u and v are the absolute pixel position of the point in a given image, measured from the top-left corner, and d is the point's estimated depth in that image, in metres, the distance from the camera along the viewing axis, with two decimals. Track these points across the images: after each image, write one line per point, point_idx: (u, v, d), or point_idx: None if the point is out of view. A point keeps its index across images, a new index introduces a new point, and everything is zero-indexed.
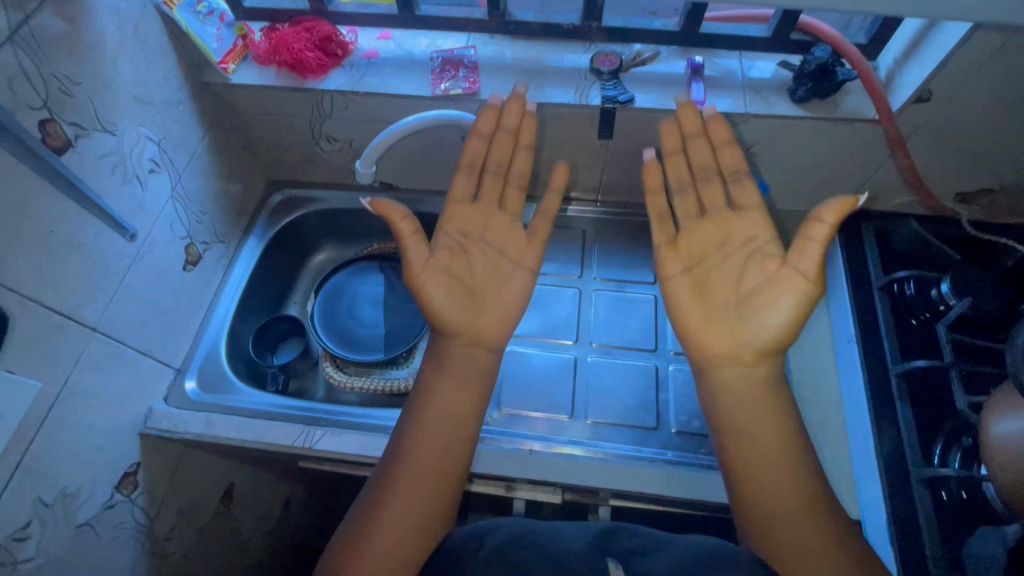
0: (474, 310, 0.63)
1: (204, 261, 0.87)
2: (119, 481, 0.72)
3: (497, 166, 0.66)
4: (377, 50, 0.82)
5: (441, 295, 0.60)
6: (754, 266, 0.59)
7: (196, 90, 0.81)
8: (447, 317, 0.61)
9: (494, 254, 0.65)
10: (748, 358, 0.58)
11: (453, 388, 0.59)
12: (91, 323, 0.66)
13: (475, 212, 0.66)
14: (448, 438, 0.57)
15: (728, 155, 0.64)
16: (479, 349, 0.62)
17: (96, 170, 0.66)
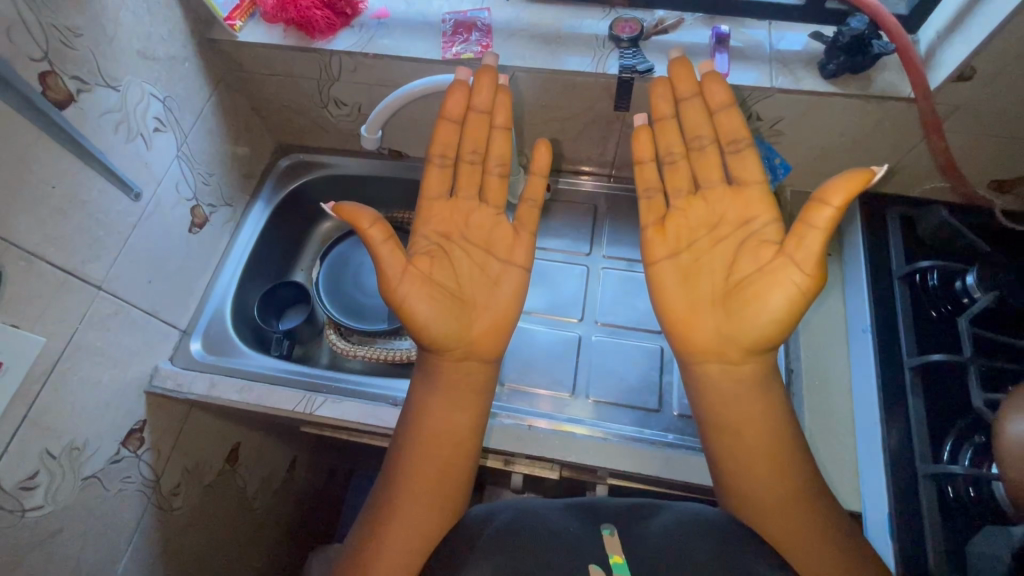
0: (463, 316, 0.60)
1: (211, 224, 0.87)
2: (125, 437, 0.73)
3: (473, 155, 0.64)
4: (388, 10, 0.79)
5: (427, 308, 0.57)
6: (751, 252, 0.57)
7: (202, 47, 0.79)
8: (435, 332, 0.57)
9: (479, 254, 0.63)
10: (735, 354, 0.56)
11: (442, 370, 0.58)
12: (95, 281, 0.66)
13: (454, 210, 0.64)
14: (448, 452, 0.55)
15: (727, 120, 0.60)
16: (473, 359, 0.59)
17: (99, 126, 0.65)
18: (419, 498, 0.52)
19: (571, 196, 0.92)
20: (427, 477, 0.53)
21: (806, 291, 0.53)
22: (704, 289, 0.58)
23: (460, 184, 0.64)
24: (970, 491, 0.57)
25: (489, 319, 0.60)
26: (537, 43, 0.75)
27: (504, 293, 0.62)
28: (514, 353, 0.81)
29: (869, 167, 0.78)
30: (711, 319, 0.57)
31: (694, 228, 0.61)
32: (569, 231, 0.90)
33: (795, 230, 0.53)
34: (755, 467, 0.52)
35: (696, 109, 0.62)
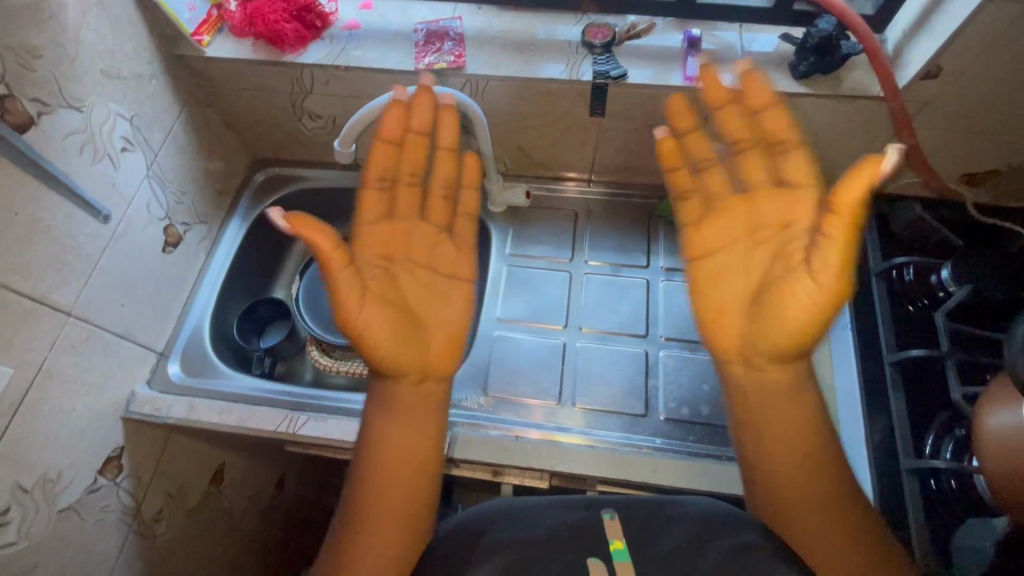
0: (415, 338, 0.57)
1: (186, 242, 0.85)
2: (102, 465, 0.71)
3: (413, 176, 0.63)
4: (359, 21, 0.78)
5: (384, 334, 0.55)
6: (782, 254, 0.61)
7: (170, 63, 0.77)
8: (388, 354, 0.55)
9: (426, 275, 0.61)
10: (763, 360, 0.60)
11: (398, 412, 0.56)
12: (63, 308, 0.64)
13: (393, 231, 0.61)
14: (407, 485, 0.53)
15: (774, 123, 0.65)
16: (428, 381, 0.58)
17: (62, 149, 0.63)
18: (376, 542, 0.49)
19: (552, 203, 0.92)
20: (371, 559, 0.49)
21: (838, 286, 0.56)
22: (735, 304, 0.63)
23: (397, 209, 0.62)
24: (952, 484, 0.58)
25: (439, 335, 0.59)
26: (510, 51, 0.75)
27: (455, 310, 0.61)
28: (498, 363, 0.81)
29: (843, 165, 0.79)
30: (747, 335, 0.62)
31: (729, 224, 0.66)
32: (550, 237, 0.89)
33: (829, 216, 0.56)
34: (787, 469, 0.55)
35: (737, 115, 0.66)
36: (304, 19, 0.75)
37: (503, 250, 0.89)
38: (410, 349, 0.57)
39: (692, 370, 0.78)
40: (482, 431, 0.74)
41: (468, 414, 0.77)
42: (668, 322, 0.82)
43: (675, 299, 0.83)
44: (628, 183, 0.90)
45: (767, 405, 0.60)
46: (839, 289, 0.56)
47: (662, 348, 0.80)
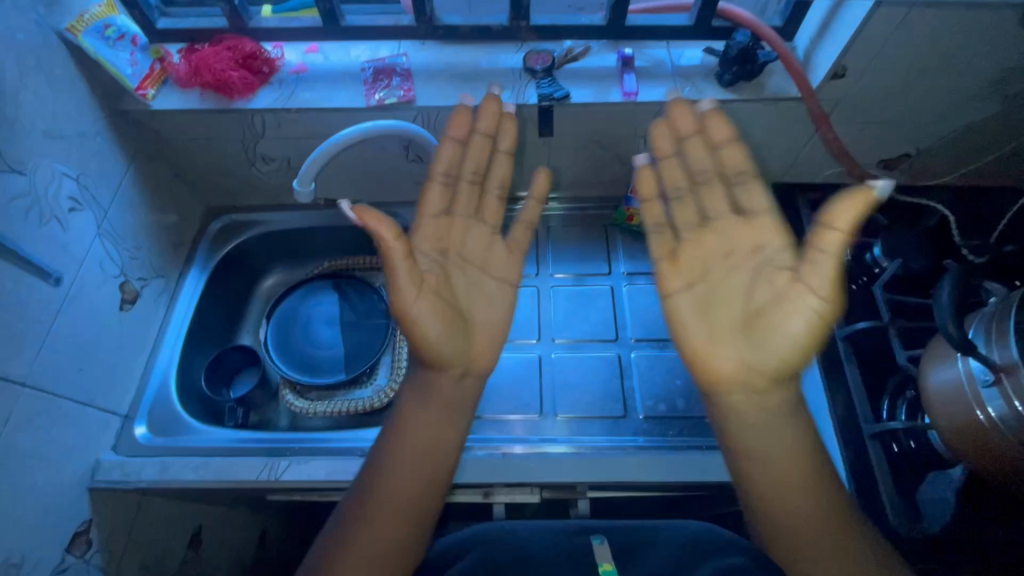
0: (463, 337, 0.61)
1: (143, 298, 0.83)
2: (70, 542, 0.69)
3: (473, 174, 0.64)
4: (306, 64, 0.81)
5: (429, 318, 0.57)
6: (767, 281, 0.62)
7: (114, 118, 0.77)
8: (437, 348, 0.58)
9: (474, 272, 0.64)
10: (762, 382, 0.60)
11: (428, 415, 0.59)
12: (19, 378, 0.63)
13: (453, 228, 0.63)
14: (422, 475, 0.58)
15: (733, 155, 0.65)
16: (469, 377, 0.62)
17: (6, 215, 0.61)
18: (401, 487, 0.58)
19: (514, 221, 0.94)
20: (439, 411, 0.60)
21: (827, 313, 0.58)
22: (705, 293, 0.65)
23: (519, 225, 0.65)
24: (911, 443, 0.65)
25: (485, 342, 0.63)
26: (457, 82, 0.78)
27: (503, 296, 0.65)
28: None
29: (777, 161, 0.85)
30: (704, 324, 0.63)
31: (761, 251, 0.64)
32: None
33: (808, 253, 0.59)
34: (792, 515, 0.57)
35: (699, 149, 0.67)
36: (251, 66, 0.77)
37: None
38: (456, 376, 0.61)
39: (662, 367, 0.81)
40: (470, 452, 0.74)
41: None
42: (635, 324, 0.85)
43: (639, 300, 0.87)
44: (583, 195, 0.94)
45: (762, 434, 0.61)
46: (829, 299, 0.58)
47: (633, 349, 0.83)
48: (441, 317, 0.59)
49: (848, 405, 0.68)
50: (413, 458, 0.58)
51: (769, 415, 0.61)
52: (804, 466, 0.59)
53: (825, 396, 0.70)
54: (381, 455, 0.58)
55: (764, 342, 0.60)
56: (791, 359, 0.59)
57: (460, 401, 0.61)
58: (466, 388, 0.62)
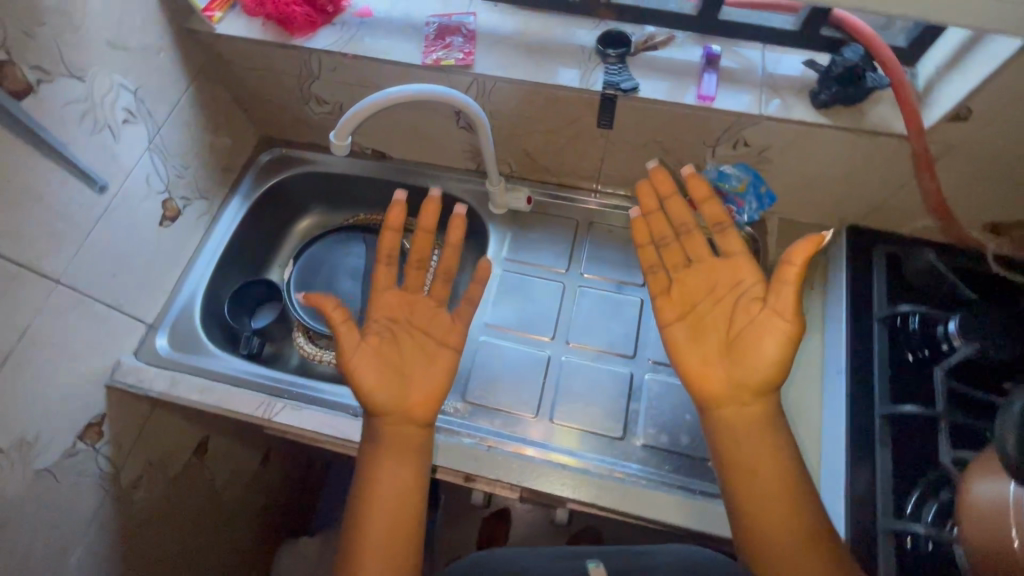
0: (402, 386, 0.58)
1: (185, 217, 0.86)
2: (82, 431, 0.74)
3: (418, 263, 0.65)
4: (372, 9, 0.77)
5: (371, 378, 0.57)
6: (743, 311, 0.56)
7: (180, 36, 0.77)
8: (380, 397, 0.57)
9: (421, 339, 0.62)
10: (746, 398, 0.54)
11: (388, 451, 0.56)
12: (54, 275, 0.66)
13: (402, 299, 0.63)
14: (393, 518, 0.53)
15: (705, 207, 0.60)
16: (411, 425, 0.57)
17: (61, 118, 0.63)
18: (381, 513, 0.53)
19: (554, 209, 0.89)
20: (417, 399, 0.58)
21: (794, 334, 0.53)
22: (683, 331, 0.58)
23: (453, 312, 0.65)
24: (929, 546, 0.57)
25: (422, 395, 0.58)
26: (521, 53, 0.72)
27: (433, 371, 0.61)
28: (481, 368, 0.79)
29: (859, 201, 0.75)
30: (780, 325, 0.53)
31: (679, 300, 0.60)
32: (551, 245, 0.87)
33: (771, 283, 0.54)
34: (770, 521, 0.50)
35: (680, 206, 0.62)
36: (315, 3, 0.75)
37: (499, 254, 0.87)
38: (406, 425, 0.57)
39: (675, 397, 0.76)
40: (456, 438, 0.73)
41: (443, 418, 0.76)
42: (657, 345, 0.80)
43: None
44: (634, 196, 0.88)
45: (743, 442, 0.53)
46: (793, 321, 0.52)
47: (648, 371, 0.78)
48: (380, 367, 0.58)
49: (868, 490, 0.61)
50: (386, 506, 0.54)
51: (761, 448, 0.53)
52: (797, 510, 0.50)
53: (844, 471, 0.63)
54: (371, 459, 0.56)
55: (783, 335, 0.52)
56: (770, 376, 0.53)
57: (408, 452, 0.56)
58: (412, 430, 0.57)
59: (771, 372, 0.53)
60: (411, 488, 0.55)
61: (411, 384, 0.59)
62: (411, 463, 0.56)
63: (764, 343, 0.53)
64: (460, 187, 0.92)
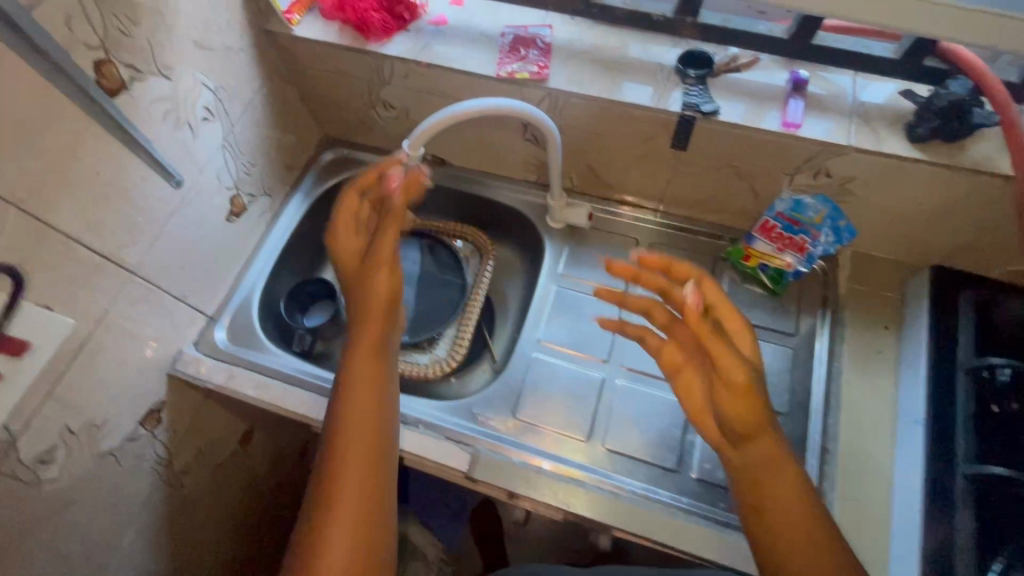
0: (363, 378, 0.55)
1: (249, 213, 0.88)
2: (143, 417, 0.77)
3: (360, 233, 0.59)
4: (447, 17, 0.77)
5: (359, 371, 0.55)
6: (704, 359, 0.54)
7: (259, 37, 0.79)
8: (349, 394, 0.55)
9: (378, 310, 0.56)
10: (745, 436, 0.52)
11: (345, 447, 0.53)
12: (130, 266, 0.68)
13: (359, 265, 0.57)
14: (358, 514, 0.51)
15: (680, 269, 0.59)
16: (373, 414, 0.55)
17: (148, 115, 0.65)
18: (342, 506, 0.51)
19: (614, 226, 0.88)
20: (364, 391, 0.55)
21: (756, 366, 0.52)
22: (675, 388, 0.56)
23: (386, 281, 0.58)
24: None
25: (369, 377, 0.55)
26: (596, 69, 0.71)
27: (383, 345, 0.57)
28: (532, 385, 0.79)
29: (946, 240, 0.71)
30: (760, 379, 0.51)
31: (668, 353, 0.57)
32: (610, 263, 0.85)
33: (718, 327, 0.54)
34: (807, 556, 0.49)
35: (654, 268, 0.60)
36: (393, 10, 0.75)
37: (554, 270, 0.87)
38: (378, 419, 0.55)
39: None
40: (506, 456, 0.72)
41: (493, 434, 0.75)
42: None
43: None
44: (698, 218, 0.85)
45: (763, 481, 0.52)
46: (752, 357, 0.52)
47: None
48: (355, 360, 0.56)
49: (944, 549, 0.58)
50: (353, 504, 0.51)
51: (778, 487, 0.52)
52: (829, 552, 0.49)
53: (918, 526, 0.60)
54: (331, 461, 0.53)
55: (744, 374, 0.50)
56: (750, 413, 0.51)
57: (376, 446, 0.54)
58: (368, 421, 0.54)
59: (756, 412, 0.51)
60: (375, 488, 0.52)
61: (374, 374, 0.56)
62: (373, 461, 0.53)
63: (729, 375, 0.51)
64: (519, 198, 0.92)
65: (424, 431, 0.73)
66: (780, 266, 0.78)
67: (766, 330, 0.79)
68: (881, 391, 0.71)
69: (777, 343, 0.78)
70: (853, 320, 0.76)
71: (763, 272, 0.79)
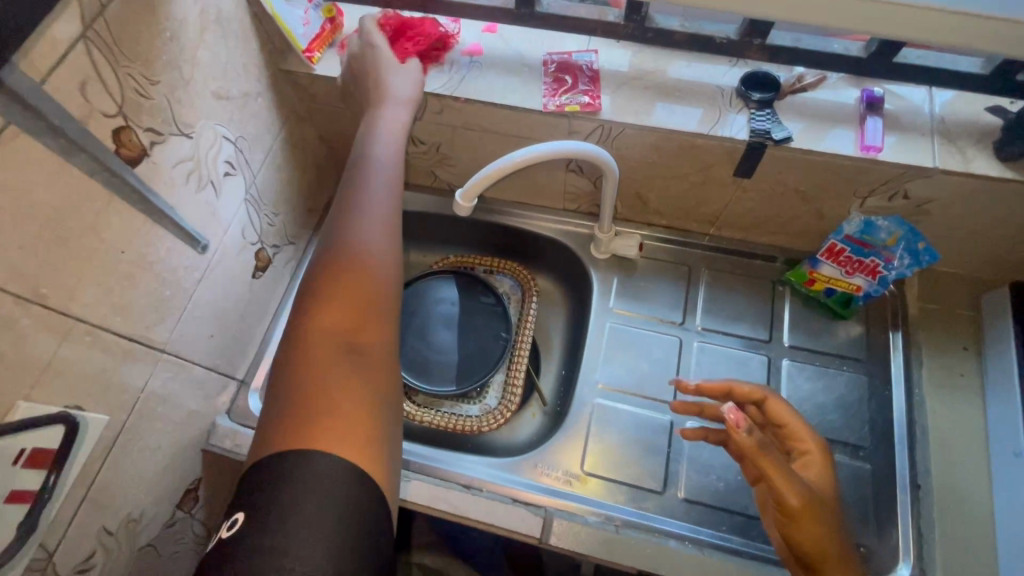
0: (333, 327, 0.44)
1: (274, 265, 0.82)
2: (180, 499, 0.70)
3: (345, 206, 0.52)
4: (482, 46, 0.71)
5: (333, 316, 0.44)
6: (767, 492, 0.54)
7: (276, 78, 0.72)
8: (316, 334, 0.43)
9: (356, 276, 0.46)
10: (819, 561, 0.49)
11: (317, 340, 0.43)
12: (160, 344, 0.62)
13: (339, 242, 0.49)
14: (347, 420, 0.40)
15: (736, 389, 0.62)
16: (354, 322, 0.44)
17: (170, 180, 0.58)
18: (324, 414, 0.39)
19: (664, 254, 0.83)
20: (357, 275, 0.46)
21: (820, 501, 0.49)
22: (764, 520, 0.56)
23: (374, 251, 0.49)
24: None
25: (358, 287, 0.45)
26: (651, 96, 0.66)
27: (370, 261, 0.47)
28: (596, 433, 0.75)
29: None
30: (830, 515, 0.49)
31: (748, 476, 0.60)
32: (664, 294, 0.81)
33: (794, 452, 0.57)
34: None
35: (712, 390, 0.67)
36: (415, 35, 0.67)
37: (605, 305, 0.82)
38: (357, 337, 0.44)
39: None
40: (580, 516, 0.69)
41: (562, 492, 0.71)
42: None
43: (798, 383, 0.74)
44: (753, 241, 0.81)
45: None
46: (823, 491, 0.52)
47: None
48: (329, 295, 0.45)
49: None
50: (337, 404, 0.40)
51: None
52: None
53: None
54: (299, 352, 0.43)
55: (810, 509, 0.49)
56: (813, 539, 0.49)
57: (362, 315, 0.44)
58: (350, 290, 0.45)
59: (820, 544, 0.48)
60: (352, 368, 0.42)
61: (358, 275, 0.46)
62: (349, 338, 0.43)
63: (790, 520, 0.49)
64: (560, 229, 0.87)
65: (491, 495, 0.69)
66: (847, 290, 0.74)
67: (835, 357, 0.75)
68: (965, 420, 0.69)
69: (849, 371, 0.74)
70: (927, 342, 0.73)
71: (829, 296, 0.76)
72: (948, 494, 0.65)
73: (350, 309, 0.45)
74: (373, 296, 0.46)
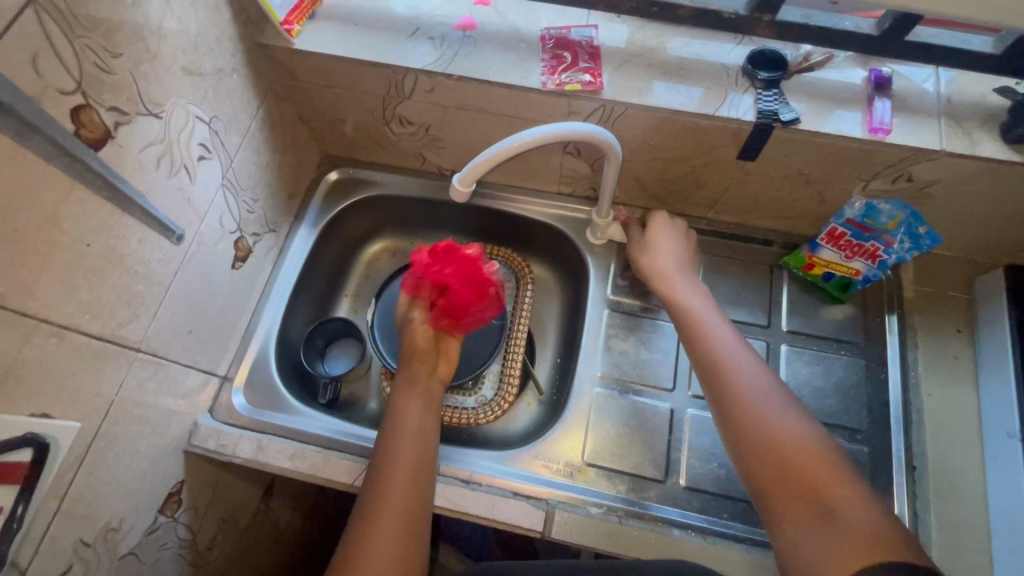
0: (399, 481, 0.55)
1: (255, 254, 0.77)
2: (162, 504, 0.67)
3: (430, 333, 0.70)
4: (475, 20, 0.67)
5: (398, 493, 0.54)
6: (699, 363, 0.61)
7: (251, 52, 0.67)
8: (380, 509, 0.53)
9: (418, 451, 0.59)
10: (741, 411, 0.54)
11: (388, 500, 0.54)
12: (135, 343, 0.57)
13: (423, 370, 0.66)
14: None
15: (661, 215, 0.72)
16: (419, 479, 0.56)
17: (139, 164, 0.53)
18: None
19: None
20: (409, 439, 0.59)
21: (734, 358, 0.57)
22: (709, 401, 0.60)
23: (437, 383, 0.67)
24: None
25: (415, 465, 0.57)
26: (654, 74, 0.63)
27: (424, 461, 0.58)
28: (596, 422, 0.73)
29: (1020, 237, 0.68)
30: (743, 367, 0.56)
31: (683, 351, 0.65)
32: None
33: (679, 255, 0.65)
34: (849, 514, 0.45)
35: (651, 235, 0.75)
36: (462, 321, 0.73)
37: (604, 293, 0.80)
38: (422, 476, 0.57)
39: None
40: (582, 507, 0.67)
41: (562, 484, 0.69)
42: None
43: (797, 368, 0.73)
44: (751, 224, 0.80)
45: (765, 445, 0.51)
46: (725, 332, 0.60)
47: None
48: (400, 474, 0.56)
49: None
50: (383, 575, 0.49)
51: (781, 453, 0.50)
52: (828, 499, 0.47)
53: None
54: (370, 509, 0.53)
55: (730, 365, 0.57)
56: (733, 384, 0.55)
57: (414, 501, 0.55)
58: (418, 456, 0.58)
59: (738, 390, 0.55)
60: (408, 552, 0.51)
61: (424, 446, 0.59)
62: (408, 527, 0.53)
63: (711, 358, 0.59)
64: (555, 214, 0.84)
65: (489, 490, 0.68)
66: (846, 273, 0.73)
67: (832, 340, 0.75)
68: (959, 399, 0.70)
69: (847, 355, 0.74)
70: (922, 324, 0.74)
71: (827, 280, 0.76)
72: (942, 474, 0.66)
73: (409, 497, 0.55)
74: (425, 494, 0.56)
